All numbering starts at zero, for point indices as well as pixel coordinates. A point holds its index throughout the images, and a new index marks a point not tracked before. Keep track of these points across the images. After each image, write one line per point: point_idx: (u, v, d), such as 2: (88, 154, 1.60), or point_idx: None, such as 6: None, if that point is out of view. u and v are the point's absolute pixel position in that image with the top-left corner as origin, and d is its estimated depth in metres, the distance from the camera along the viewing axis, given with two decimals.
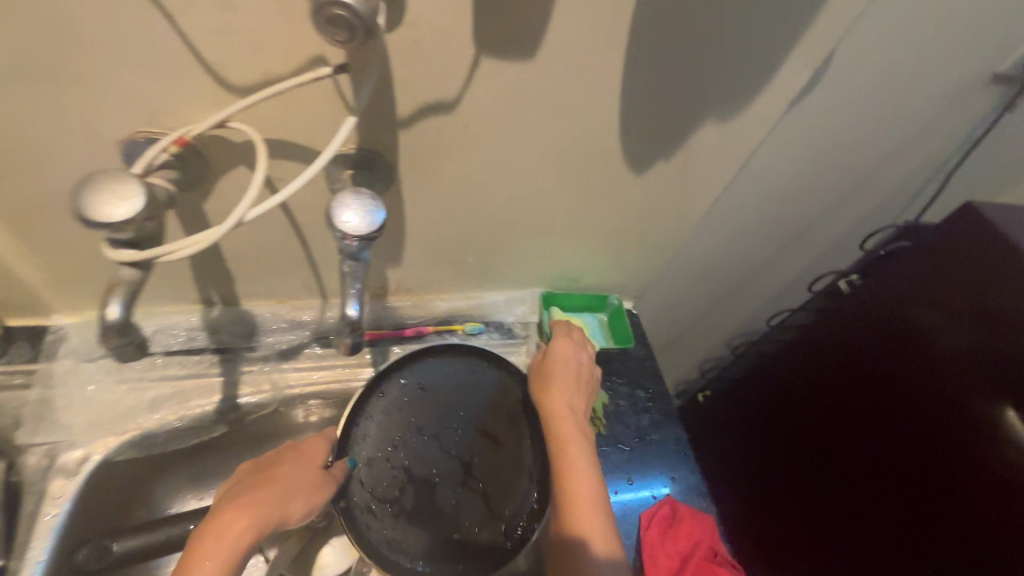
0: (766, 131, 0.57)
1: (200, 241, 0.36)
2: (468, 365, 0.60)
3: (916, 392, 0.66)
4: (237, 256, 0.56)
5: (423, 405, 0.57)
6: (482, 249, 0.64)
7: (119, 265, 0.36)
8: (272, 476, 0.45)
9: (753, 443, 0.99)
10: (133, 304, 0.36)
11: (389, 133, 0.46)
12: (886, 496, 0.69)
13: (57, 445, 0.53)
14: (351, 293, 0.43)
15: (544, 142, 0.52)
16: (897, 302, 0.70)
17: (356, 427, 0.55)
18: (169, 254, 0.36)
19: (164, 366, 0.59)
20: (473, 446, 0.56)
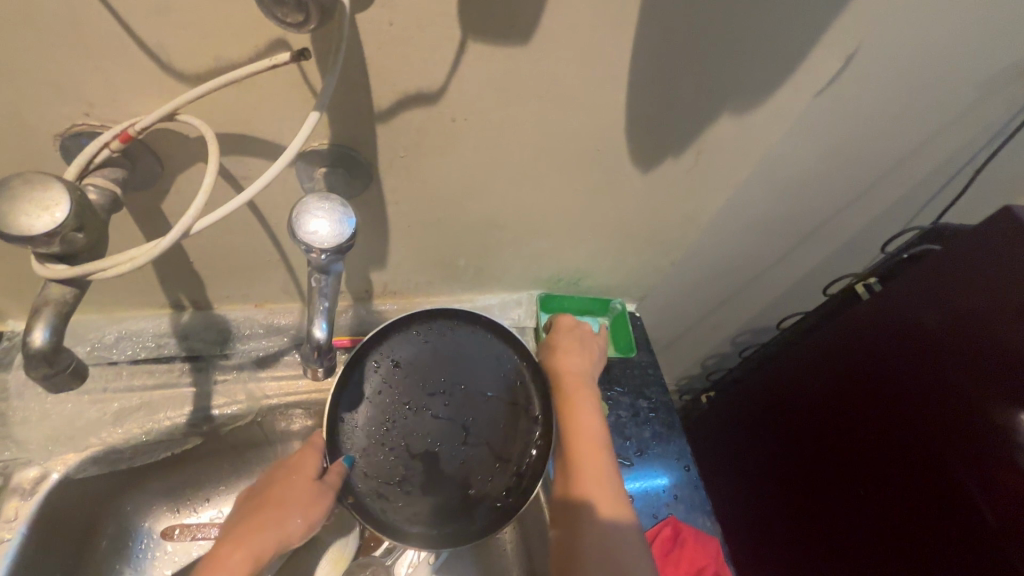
0: (783, 126, 0.52)
1: (139, 257, 0.31)
2: (452, 330, 0.53)
3: (931, 390, 0.62)
4: (205, 259, 0.51)
5: (409, 378, 0.51)
6: (474, 251, 0.59)
7: (47, 283, 0.31)
8: (271, 497, 0.45)
9: (746, 428, 0.97)
10: (64, 328, 0.31)
11: (365, 127, 0.41)
12: (891, 495, 0.66)
13: (12, 461, 0.49)
14: (321, 310, 0.39)
15: (541, 137, 0.46)
16: (913, 300, 0.66)
17: (342, 419, 0.50)
18: (102, 271, 0.31)
19: (130, 376, 0.55)
20: (473, 411, 0.52)
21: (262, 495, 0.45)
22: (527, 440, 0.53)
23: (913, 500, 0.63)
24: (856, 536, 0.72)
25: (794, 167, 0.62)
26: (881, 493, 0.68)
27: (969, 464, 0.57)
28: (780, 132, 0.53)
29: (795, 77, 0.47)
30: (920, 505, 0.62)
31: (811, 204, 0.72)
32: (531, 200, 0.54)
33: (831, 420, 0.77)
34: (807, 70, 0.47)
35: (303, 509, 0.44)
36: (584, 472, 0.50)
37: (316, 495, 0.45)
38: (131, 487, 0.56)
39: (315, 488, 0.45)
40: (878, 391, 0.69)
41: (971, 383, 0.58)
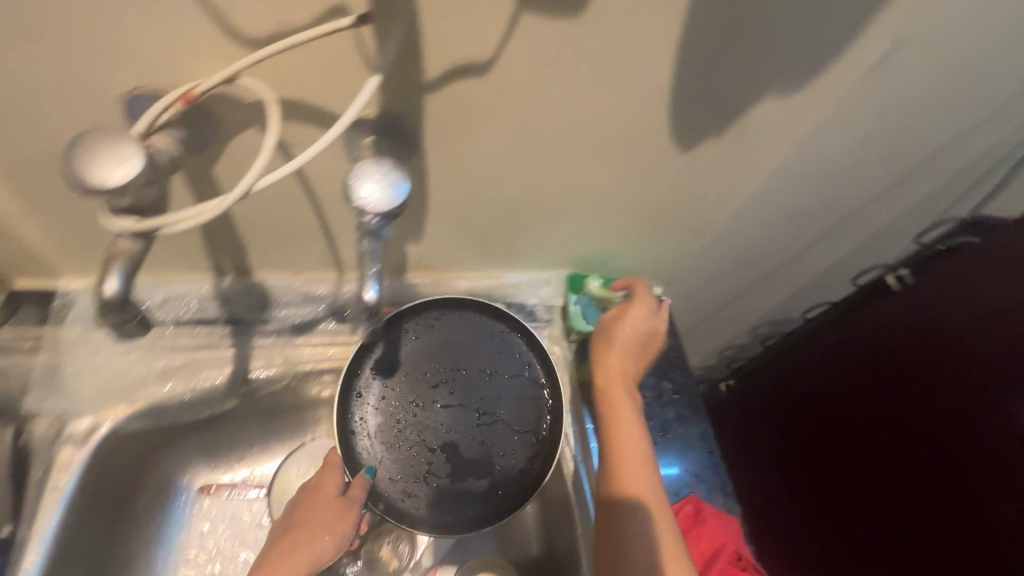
0: (824, 110, 0.52)
1: (205, 212, 0.33)
2: (436, 321, 0.56)
3: (943, 383, 0.65)
4: (250, 226, 0.52)
5: (408, 376, 0.54)
6: (507, 228, 0.60)
7: (118, 236, 0.33)
8: (297, 521, 0.45)
9: (757, 427, 0.98)
10: (134, 276, 0.33)
11: (413, 97, 0.42)
12: (905, 486, 0.68)
13: (66, 412, 0.52)
14: (371, 273, 0.40)
15: (585, 114, 0.47)
16: (938, 302, 0.67)
17: (353, 431, 0.53)
18: (169, 226, 0.32)
19: (174, 336, 0.57)
20: (478, 389, 0.55)
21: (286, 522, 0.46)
22: (540, 406, 0.56)
23: (927, 490, 0.65)
24: (870, 527, 0.73)
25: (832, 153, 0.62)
26: (895, 485, 0.70)
27: (979, 452, 0.60)
28: (821, 116, 0.52)
29: (840, 59, 0.47)
30: (935, 495, 0.65)
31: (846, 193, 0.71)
32: (567, 178, 0.54)
33: (842, 415, 0.79)
34: (855, 52, 0.46)
35: (331, 527, 0.45)
36: (626, 472, 0.53)
37: (341, 512, 0.46)
38: (172, 445, 0.58)
39: (340, 507, 0.47)
40: (891, 386, 0.71)
41: (981, 376, 0.61)
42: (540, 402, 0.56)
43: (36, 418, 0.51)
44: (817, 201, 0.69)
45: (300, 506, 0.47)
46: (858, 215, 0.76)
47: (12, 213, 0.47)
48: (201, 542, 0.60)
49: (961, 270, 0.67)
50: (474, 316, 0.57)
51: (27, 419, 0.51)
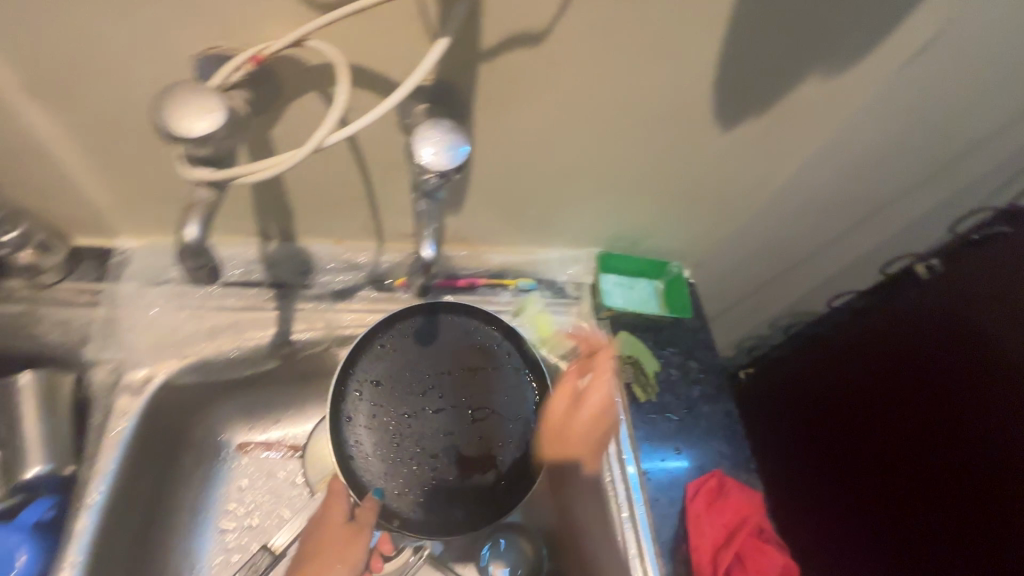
0: (867, 92, 0.52)
1: (280, 163, 0.35)
2: (410, 330, 0.58)
3: (950, 388, 0.68)
4: (299, 191, 0.54)
5: (391, 388, 0.56)
6: (544, 202, 0.61)
7: (195, 185, 0.35)
8: (313, 551, 0.52)
9: (777, 421, 0.99)
10: (211, 224, 0.35)
11: (469, 65, 0.43)
12: (915, 489, 0.71)
13: (124, 361, 0.54)
14: (429, 231, 0.42)
15: (632, 89, 0.48)
16: (964, 294, 0.68)
17: (351, 454, 0.54)
18: (245, 176, 0.35)
19: (221, 296, 0.59)
20: (462, 386, 0.57)
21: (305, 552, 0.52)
22: (529, 395, 0.58)
23: (936, 493, 0.69)
24: (881, 529, 0.76)
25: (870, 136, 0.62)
26: (912, 487, 0.72)
27: (985, 455, 0.63)
28: (863, 98, 0.53)
29: (886, 40, 0.47)
30: (945, 497, 0.68)
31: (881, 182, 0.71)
32: (608, 154, 0.55)
33: (850, 421, 0.82)
34: (901, 34, 0.47)
35: (342, 557, 0.51)
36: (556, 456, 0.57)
37: (350, 542, 0.51)
38: (218, 399, 0.61)
39: (350, 536, 0.51)
40: (897, 392, 0.75)
41: (985, 381, 0.64)
42: (529, 389, 0.58)
43: (95, 366, 0.54)
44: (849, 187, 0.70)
45: (316, 533, 0.53)
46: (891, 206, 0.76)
47: (80, 170, 0.49)
48: (240, 496, 0.63)
49: (983, 260, 0.67)
50: (450, 320, 0.60)
51: (87, 365, 0.54)
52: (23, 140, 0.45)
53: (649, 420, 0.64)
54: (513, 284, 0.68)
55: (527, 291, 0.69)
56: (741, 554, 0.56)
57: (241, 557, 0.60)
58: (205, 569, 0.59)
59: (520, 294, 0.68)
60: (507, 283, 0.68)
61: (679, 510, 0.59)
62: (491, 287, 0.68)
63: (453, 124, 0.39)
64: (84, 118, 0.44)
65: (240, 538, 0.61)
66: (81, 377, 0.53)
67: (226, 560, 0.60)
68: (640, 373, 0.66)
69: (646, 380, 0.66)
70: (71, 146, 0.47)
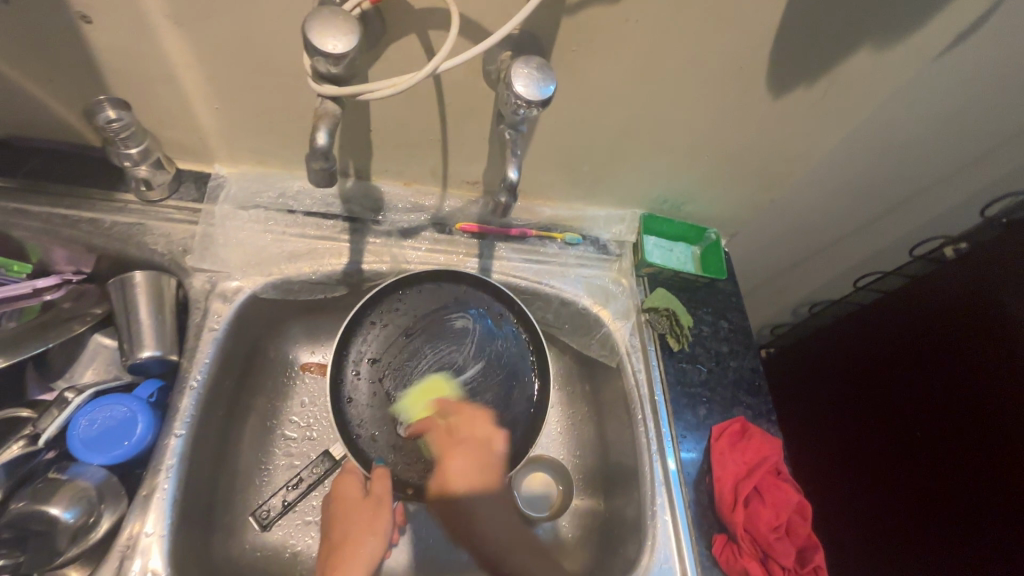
0: (916, 66, 0.56)
1: (400, 83, 0.43)
2: (400, 303, 0.62)
3: (969, 388, 0.71)
4: (380, 131, 0.60)
5: (382, 360, 0.60)
6: (599, 158, 0.66)
7: (323, 100, 0.42)
8: (340, 541, 0.55)
9: (798, 398, 1.03)
10: (335, 133, 0.41)
11: (555, 18, 0.48)
12: (927, 483, 0.76)
13: (217, 274, 0.61)
14: (513, 159, 0.47)
15: (695, 52, 0.52)
16: (993, 281, 0.70)
17: (353, 432, 0.57)
18: (364, 92, 0.43)
19: (302, 224, 0.66)
20: (451, 350, 0.61)
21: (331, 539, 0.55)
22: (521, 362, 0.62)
23: (953, 475, 0.72)
24: (897, 506, 0.80)
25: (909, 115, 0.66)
26: (929, 468, 0.75)
27: (1001, 438, 0.66)
28: (912, 72, 0.57)
29: (937, 15, 0.51)
30: (955, 492, 0.72)
31: (921, 166, 0.74)
32: (666, 114, 0.60)
33: (868, 408, 0.87)
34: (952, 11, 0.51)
35: (372, 531, 0.55)
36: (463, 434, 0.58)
37: (374, 515, 0.55)
38: (291, 317, 0.69)
39: (374, 507, 0.55)
40: (917, 379, 0.79)
41: (1004, 384, 0.67)
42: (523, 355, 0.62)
43: (191, 276, 0.60)
44: (885, 165, 0.73)
45: (337, 518, 0.56)
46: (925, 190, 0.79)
47: (196, 98, 0.55)
48: (302, 410, 0.69)
49: (1011, 245, 0.70)
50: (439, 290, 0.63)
51: (185, 274, 0.60)
52: (156, 65, 0.50)
53: (680, 368, 0.70)
54: (560, 237, 0.74)
55: (572, 245, 0.74)
56: (758, 488, 0.60)
57: (302, 463, 0.66)
58: (272, 468, 0.66)
59: (566, 247, 0.74)
60: (556, 236, 0.73)
61: (704, 448, 0.65)
62: (541, 239, 0.73)
63: (543, 59, 0.44)
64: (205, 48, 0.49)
65: (301, 447, 0.67)
66: (180, 283, 0.60)
67: (289, 465, 0.66)
68: (675, 326, 0.71)
69: (680, 332, 0.71)
70: (192, 75, 0.52)
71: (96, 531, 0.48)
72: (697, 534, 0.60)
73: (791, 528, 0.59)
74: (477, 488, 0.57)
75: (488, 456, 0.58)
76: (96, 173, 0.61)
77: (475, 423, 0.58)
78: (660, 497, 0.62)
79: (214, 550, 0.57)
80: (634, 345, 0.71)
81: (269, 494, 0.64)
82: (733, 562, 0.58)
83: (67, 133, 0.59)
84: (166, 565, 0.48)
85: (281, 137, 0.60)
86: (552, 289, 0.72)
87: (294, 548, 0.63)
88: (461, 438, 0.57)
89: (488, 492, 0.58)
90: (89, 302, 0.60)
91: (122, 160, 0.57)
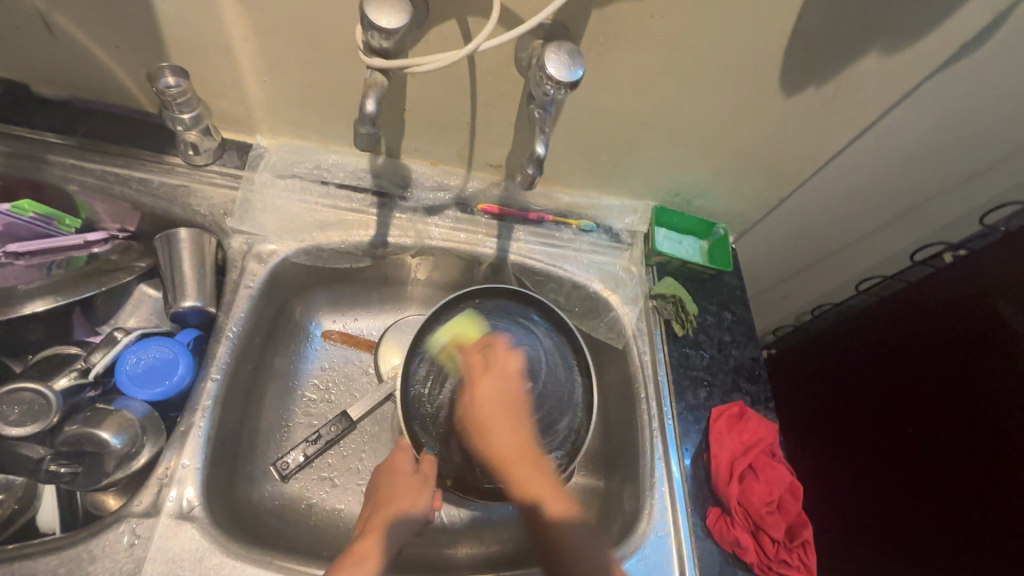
0: (924, 73, 0.59)
1: (447, 58, 0.47)
2: (470, 309, 0.66)
3: (964, 393, 0.73)
4: (414, 114, 0.63)
5: (447, 361, 0.63)
6: (618, 148, 0.69)
7: (373, 71, 0.47)
8: (386, 503, 0.57)
9: (797, 397, 1.06)
10: (381, 102, 0.47)
11: (586, 10, 0.51)
12: (916, 483, 0.78)
13: (254, 237, 0.66)
14: (541, 135, 0.51)
15: (713, 50, 0.56)
16: (991, 292, 0.73)
17: (414, 416, 0.61)
18: (412, 66, 0.47)
19: (334, 196, 0.70)
20: (521, 360, 0.65)
21: (377, 500, 0.58)
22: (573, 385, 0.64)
23: (944, 478, 0.75)
24: (885, 504, 0.83)
25: (914, 121, 0.69)
26: (921, 470, 0.78)
27: (994, 444, 0.69)
28: (919, 79, 0.60)
29: (945, 24, 0.54)
30: (949, 494, 0.74)
31: (926, 174, 0.77)
32: (682, 108, 0.63)
33: (866, 410, 0.89)
34: (959, 20, 0.54)
35: (414, 502, 0.57)
36: (518, 477, 0.56)
37: (419, 490, 0.58)
38: (318, 284, 0.73)
39: (420, 484, 0.58)
40: (915, 383, 0.81)
41: (998, 391, 0.69)
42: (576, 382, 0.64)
43: (230, 236, 0.65)
44: (890, 169, 0.76)
45: (383, 482, 0.60)
46: (931, 197, 0.81)
47: (246, 71, 0.59)
48: (322, 373, 0.73)
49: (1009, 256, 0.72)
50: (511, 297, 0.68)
51: (225, 234, 0.65)
52: (214, 35, 0.54)
53: (683, 353, 0.73)
54: (575, 224, 0.77)
55: (586, 231, 0.78)
56: (753, 466, 0.63)
57: (321, 423, 0.69)
58: (293, 424, 0.69)
59: (581, 233, 0.78)
60: (571, 222, 0.77)
61: (703, 428, 0.68)
62: (557, 224, 0.77)
63: (573, 45, 0.48)
64: (260, 25, 0.53)
65: (320, 408, 0.71)
66: (219, 243, 0.65)
67: (308, 423, 0.69)
68: (680, 311, 0.74)
69: (685, 319, 0.75)
70: (245, 49, 0.56)
71: (135, 462, 0.53)
72: (692, 506, 0.64)
73: (782, 504, 0.62)
74: (499, 424, 0.58)
75: (521, 396, 0.60)
76: (146, 136, 0.66)
77: (504, 358, 0.61)
78: (658, 471, 0.65)
79: (238, 491, 0.60)
80: (641, 329, 0.74)
81: (287, 448, 0.67)
82: (726, 532, 0.61)
83: (122, 97, 0.63)
84: (199, 495, 0.53)
85: (320, 111, 0.64)
86: (565, 272, 0.75)
87: (308, 500, 0.65)
88: (484, 373, 0.60)
89: (512, 430, 0.58)
90: (132, 256, 0.65)
91: (176, 125, 0.61)
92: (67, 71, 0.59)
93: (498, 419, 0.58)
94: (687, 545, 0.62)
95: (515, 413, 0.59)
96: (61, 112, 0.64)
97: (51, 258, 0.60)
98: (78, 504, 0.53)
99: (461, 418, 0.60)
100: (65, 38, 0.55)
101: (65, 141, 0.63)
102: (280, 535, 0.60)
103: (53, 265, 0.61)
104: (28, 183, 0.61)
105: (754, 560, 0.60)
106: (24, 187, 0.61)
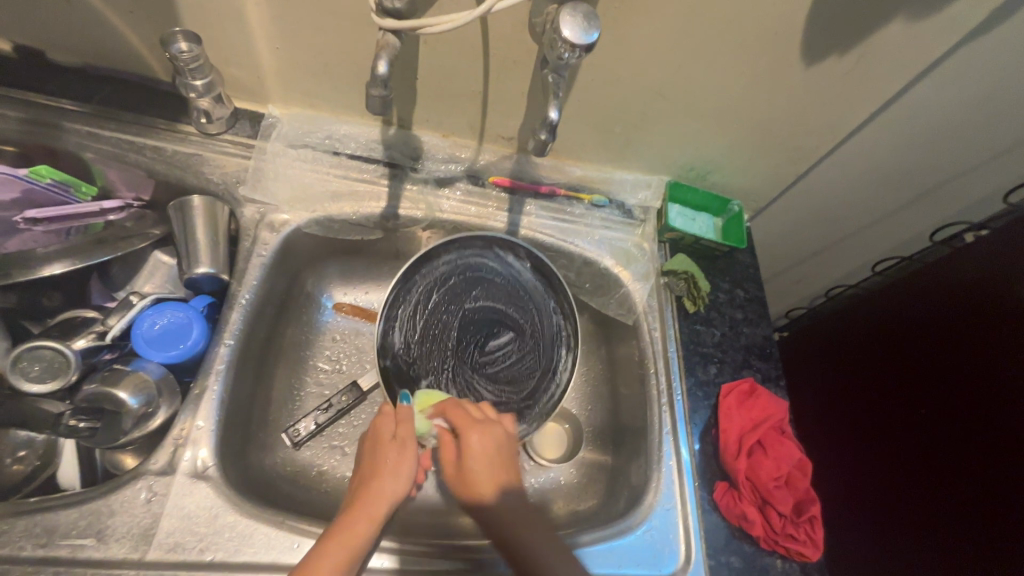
0: (952, 40, 0.57)
1: (460, 18, 0.46)
2: (442, 265, 0.67)
3: (974, 373, 0.73)
4: (425, 83, 0.62)
5: (425, 323, 0.66)
6: (632, 120, 0.68)
7: (387, 33, 0.47)
8: (369, 474, 0.52)
9: (810, 379, 1.05)
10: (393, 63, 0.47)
11: None
12: (921, 461, 0.79)
13: (266, 207, 0.66)
14: (555, 100, 0.51)
15: (730, 17, 0.54)
16: (1005, 272, 0.71)
17: (398, 378, 0.63)
18: (424, 27, 0.46)
19: (346, 166, 0.70)
20: (499, 313, 0.69)
21: (361, 471, 0.54)
22: (553, 342, 0.68)
23: (949, 455, 0.75)
24: (892, 481, 0.84)
25: (940, 94, 0.67)
26: (927, 449, 0.78)
27: (1001, 424, 0.68)
28: (945, 48, 0.58)
29: None
30: (964, 472, 0.73)
31: (950, 151, 0.75)
32: (697, 78, 0.62)
33: (876, 389, 0.89)
34: None
35: (395, 472, 0.52)
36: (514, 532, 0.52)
37: (401, 455, 0.53)
38: (330, 254, 0.73)
39: (400, 448, 0.54)
40: (926, 363, 0.80)
41: (1006, 372, 0.68)
42: (554, 336, 0.68)
43: (243, 206, 0.66)
44: (912, 145, 0.74)
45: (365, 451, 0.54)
46: (956, 174, 0.79)
47: (258, 36, 0.58)
48: (333, 345, 0.73)
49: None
50: (482, 249, 0.69)
51: (238, 204, 0.65)
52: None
53: (695, 329, 0.73)
54: (588, 199, 0.76)
55: (599, 206, 0.77)
56: (763, 443, 0.63)
57: (332, 392, 0.70)
58: (303, 393, 0.70)
59: (593, 208, 0.77)
60: (583, 197, 0.76)
61: (712, 404, 0.68)
62: (569, 198, 0.76)
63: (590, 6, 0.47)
64: None
65: (331, 377, 0.71)
66: (233, 212, 0.65)
67: (319, 393, 0.70)
68: (692, 288, 0.74)
69: (696, 295, 0.74)
70: (255, 14, 0.55)
71: (152, 422, 0.55)
72: (699, 481, 0.64)
73: (790, 480, 0.61)
74: (484, 472, 0.53)
75: (507, 440, 0.57)
76: (160, 104, 0.66)
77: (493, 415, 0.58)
78: (666, 446, 0.65)
79: (250, 456, 0.61)
80: (652, 306, 0.74)
81: (299, 417, 0.68)
82: (733, 506, 0.61)
83: (135, 64, 0.63)
84: (213, 454, 0.54)
85: (331, 80, 0.63)
86: (576, 247, 0.75)
87: (320, 467, 0.66)
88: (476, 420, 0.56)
89: (499, 474, 0.54)
90: (146, 224, 0.65)
91: (188, 91, 0.61)
92: (80, 37, 0.59)
93: (477, 462, 0.53)
94: (694, 518, 0.62)
95: (505, 459, 0.55)
96: (76, 78, 0.64)
97: (67, 224, 0.61)
98: (96, 458, 0.55)
99: (454, 480, 0.54)
100: (78, 2, 0.55)
101: (80, 108, 0.63)
102: (292, 499, 0.61)
103: (70, 230, 0.62)
104: (46, 150, 0.62)
105: (761, 534, 0.60)
106: (41, 154, 0.62)
